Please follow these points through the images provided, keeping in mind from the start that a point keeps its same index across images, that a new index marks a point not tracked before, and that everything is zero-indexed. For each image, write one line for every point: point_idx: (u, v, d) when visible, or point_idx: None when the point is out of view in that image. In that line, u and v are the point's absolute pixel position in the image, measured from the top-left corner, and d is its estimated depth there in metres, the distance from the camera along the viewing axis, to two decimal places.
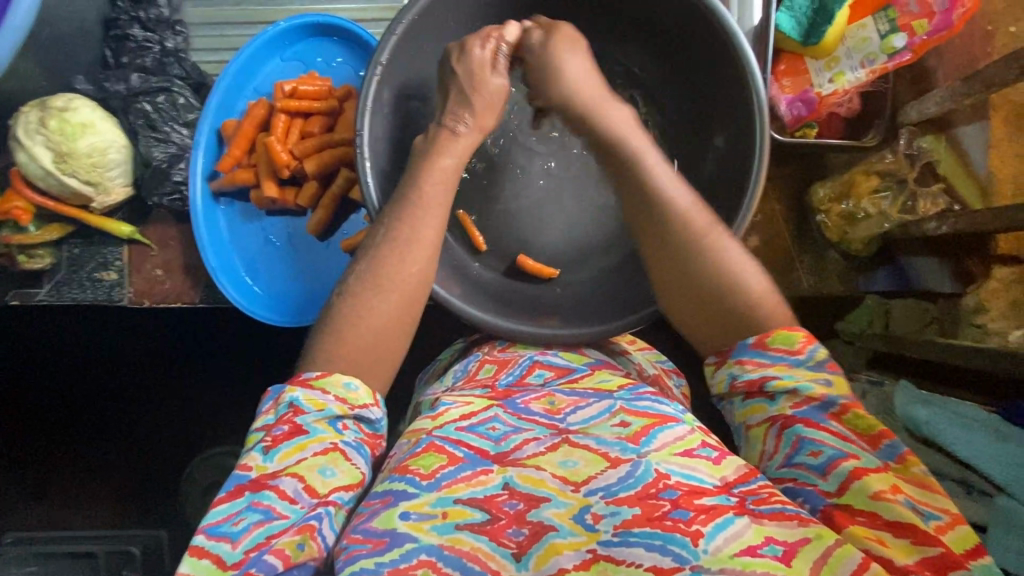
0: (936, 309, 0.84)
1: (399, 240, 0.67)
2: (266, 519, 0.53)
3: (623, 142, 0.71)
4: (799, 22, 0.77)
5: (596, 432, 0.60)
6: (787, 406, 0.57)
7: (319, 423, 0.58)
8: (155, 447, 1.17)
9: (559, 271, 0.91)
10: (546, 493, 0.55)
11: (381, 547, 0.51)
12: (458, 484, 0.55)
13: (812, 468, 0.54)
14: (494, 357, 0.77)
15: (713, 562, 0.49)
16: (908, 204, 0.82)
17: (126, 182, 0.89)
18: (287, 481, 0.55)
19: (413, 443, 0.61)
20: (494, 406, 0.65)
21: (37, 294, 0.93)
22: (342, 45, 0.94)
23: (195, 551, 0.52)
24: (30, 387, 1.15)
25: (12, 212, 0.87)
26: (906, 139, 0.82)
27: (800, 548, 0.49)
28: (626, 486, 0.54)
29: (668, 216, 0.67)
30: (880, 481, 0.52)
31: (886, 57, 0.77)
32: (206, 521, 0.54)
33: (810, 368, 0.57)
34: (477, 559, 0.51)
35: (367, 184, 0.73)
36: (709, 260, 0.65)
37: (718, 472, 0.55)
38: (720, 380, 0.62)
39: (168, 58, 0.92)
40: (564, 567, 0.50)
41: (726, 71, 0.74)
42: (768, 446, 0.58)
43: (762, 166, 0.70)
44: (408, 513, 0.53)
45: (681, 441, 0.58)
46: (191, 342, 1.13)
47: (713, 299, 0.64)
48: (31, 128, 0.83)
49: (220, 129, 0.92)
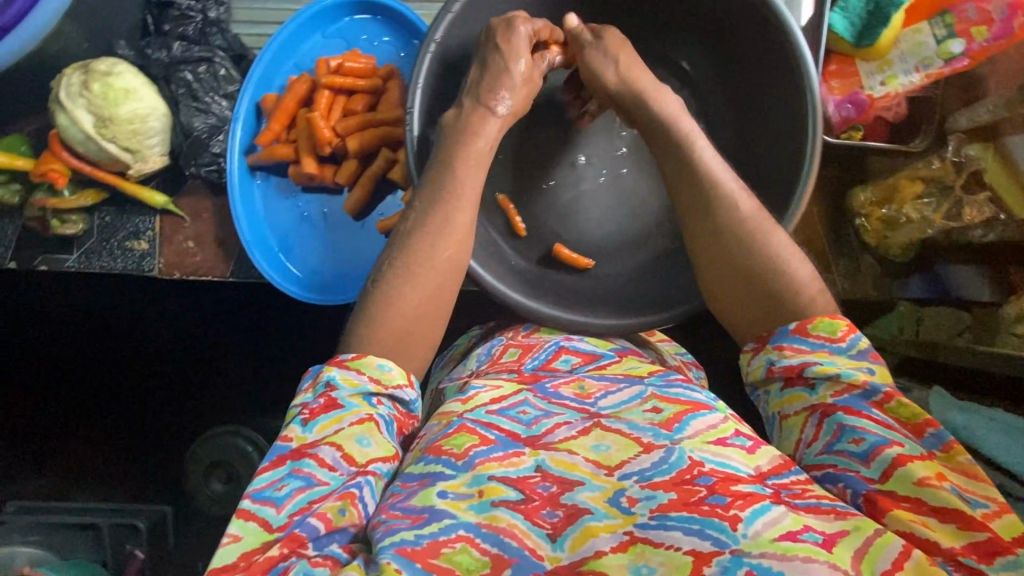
0: (970, 317, 0.84)
1: (434, 224, 0.67)
2: (308, 485, 0.53)
3: (672, 125, 0.71)
4: (853, 22, 0.77)
5: (628, 416, 0.61)
6: (828, 394, 0.57)
7: (353, 397, 0.58)
8: (172, 420, 1.18)
9: (595, 262, 0.90)
10: (580, 477, 0.55)
11: (420, 522, 0.51)
12: (491, 463, 0.55)
13: (854, 455, 0.54)
14: (519, 341, 0.77)
15: (753, 546, 0.47)
16: (953, 211, 0.80)
17: (163, 151, 0.89)
18: (325, 450, 0.55)
19: (444, 424, 0.61)
20: (524, 389, 0.66)
21: (66, 261, 0.91)
22: (389, 26, 0.93)
23: (242, 513, 0.52)
24: (51, 356, 1.15)
25: (49, 175, 0.86)
26: (954, 146, 0.81)
27: (840, 538, 0.48)
28: (660, 471, 0.54)
29: (722, 196, 0.68)
30: (924, 467, 0.51)
31: (942, 62, 0.77)
32: (251, 487, 0.53)
33: (852, 356, 0.58)
34: (515, 535, 0.50)
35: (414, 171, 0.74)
36: (762, 252, 0.65)
37: (752, 461, 0.55)
38: (758, 367, 0.62)
39: (211, 28, 0.91)
40: (600, 550, 0.50)
41: (779, 70, 0.74)
42: (806, 434, 0.58)
43: (813, 165, 0.71)
44: (445, 492, 0.53)
45: (715, 429, 0.58)
46: (213, 317, 1.13)
47: (759, 283, 0.64)
48: (73, 91, 0.82)
49: (259, 102, 0.91)
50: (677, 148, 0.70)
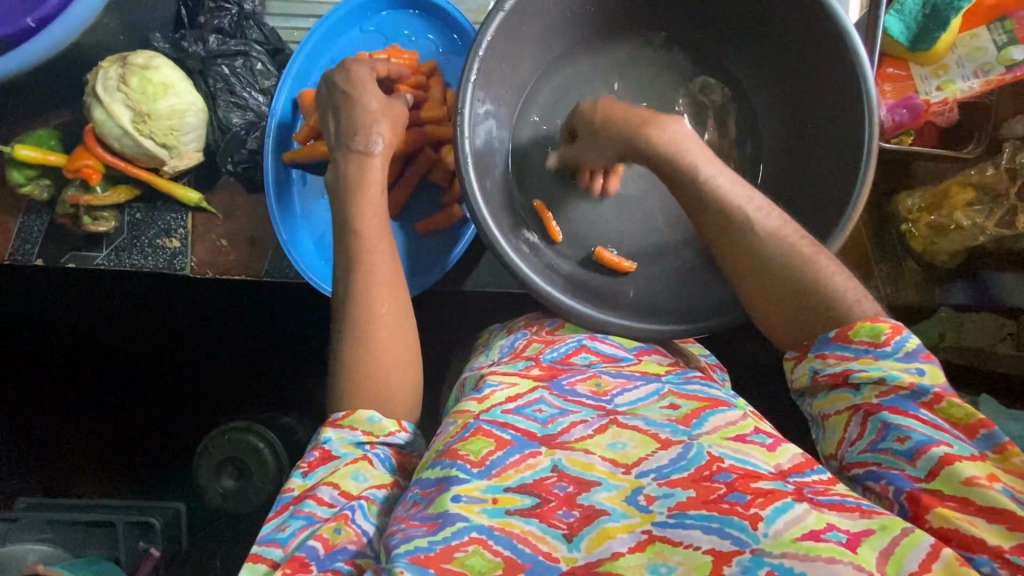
0: (1014, 324, 0.86)
1: (380, 252, 0.65)
2: (309, 523, 0.53)
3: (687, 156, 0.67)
4: (909, 27, 0.76)
5: (645, 413, 0.61)
6: (873, 395, 0.54)
7: (346, 446, 0.58)
8: (195, 418, 1.18)
9: (635, 266, 0.88)
10: (596, 477, 0.54)
11: (435, 527, 0.50)
12: (507, 472, 0.54)
13: (899, 453, 0.52)
14: (543, 336, 0.75)
15: (774, 545, 0.46)
16: (1005, 218, 0.80)
17: (199, 148, 0.86)
18: (323, 489, 0.55)
19: (459, 427, 0.60)
20: (540, 387, 0.65)
21: (96, 259, 0.89)
22: (429, 21, 0.91)
23: (251, 558, 0.52)
24: (73, 351, 1.13)
25: (83, 171, 0.84)
26: (1010, 152, 0.80)
27: (864, 538, 0.46)
28: (678, 468, 0.54)
29: (740, 220, 0.63)
30: (973, 467, 0.49)
31: (1003, 69, 0.76)
32: (259, 535, 0.54)
33: (899, 358, 0.53)
34: (528, 541, 0.49)
35: (465, 162, 0.72)
36: (802, 263, 0.60)
37: (772, 459, 0.55)
38: (801, 375, 0.59)
39: (247, 21, 0.89)
40: (617, 551, 0.48)
41: (834, 74, 0.73)
42: (849, 432, 0.56)
43: (871, 169, 0.69)
44: (459, 496, 0.52)
45: (734, 426, 0.59)
46: (232, 314, 1.11)
47: (795, 296, 0.60)
48: (111, 84, 0.80)
49: (296, 97, 0.88)
50: (683, 179, 0.66)
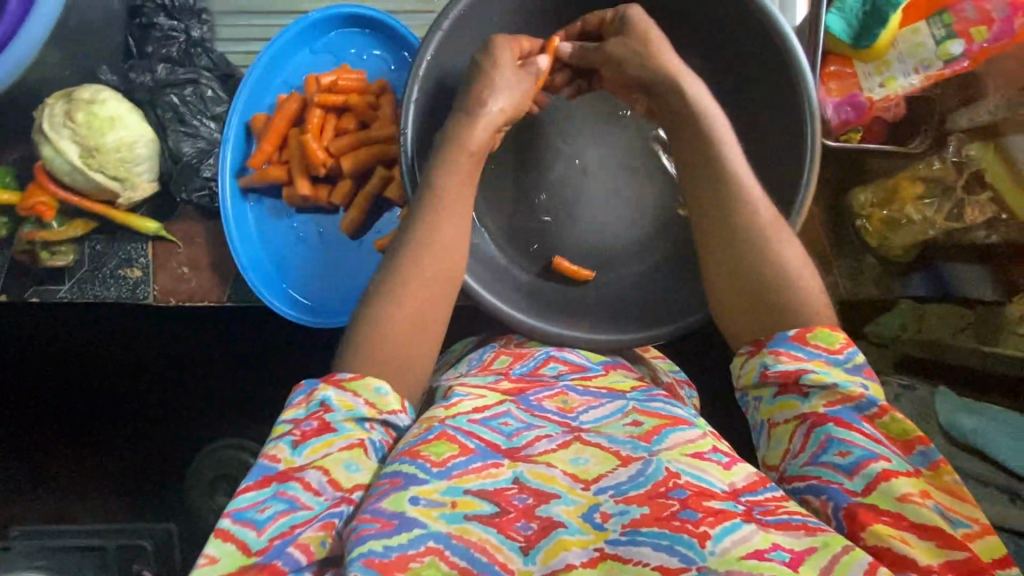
0: (972, 315, 0.85)
1: (439, 238, 0.64)
2: (290, 508, 0.50)
3: (706, 118, 0.69)
4: (850, 24, 0.76)
5: (608, 431, 0.59)
6: (821, 403, 0.54)
7: (347, 422, 0.54)
8: (163, 449, 1.14)
9: (595, 273, 0.86)
10: (556, 490, 0.52)
11: (390, 529, 0.48)
12: (468, 475, 0.52)
13: (839, 467, 0.52)
14: (511, 349, 0.75)
15: (720, 563, 0.46)
16: (955, 212, 0.81)
17: (152, 177, 0.87)
18: (312, 474, 0.52)
19: (424, 429, 0.56)
20: (507, 401, 0.62)
21: (59, 292, 0.88)
22: (378, 38, 0.91)
23: (220, 534, 0.49)
24: (42, 382, 1.11)
25: (36, 208, 0.84)
26: (955, 146, 0.81)
27: (808, 556, 0.46)
28: (636, 485, 0.52)
29: (742, 197, 0.65)
30: (908, 484, 0.49)
31: (942, 63, 0.77)
32: (232, 505, 0.50)
33: (847, 369, 0.55)
34: (485, 550, 0.48)
35: (406, 157, 0.71)
36: (775, 259, 0.61)
37: (727, 477, 0.53)
38: (749, 372, 0.59)
39: (195, 48, 0.90)
40: (571, 563, 0.48)
41: (775, 78, 0.73)
42: (794, 444, 0.55)
43: (813, 175, 0.69)
44: (417, 498, 0.49)
45: (692, 444, 0.56)
46: (199, 340, 1.09)
47: (763, 297, 0.61)
48: (57, 121, 0.82)
49: (249, 123, 0.89)
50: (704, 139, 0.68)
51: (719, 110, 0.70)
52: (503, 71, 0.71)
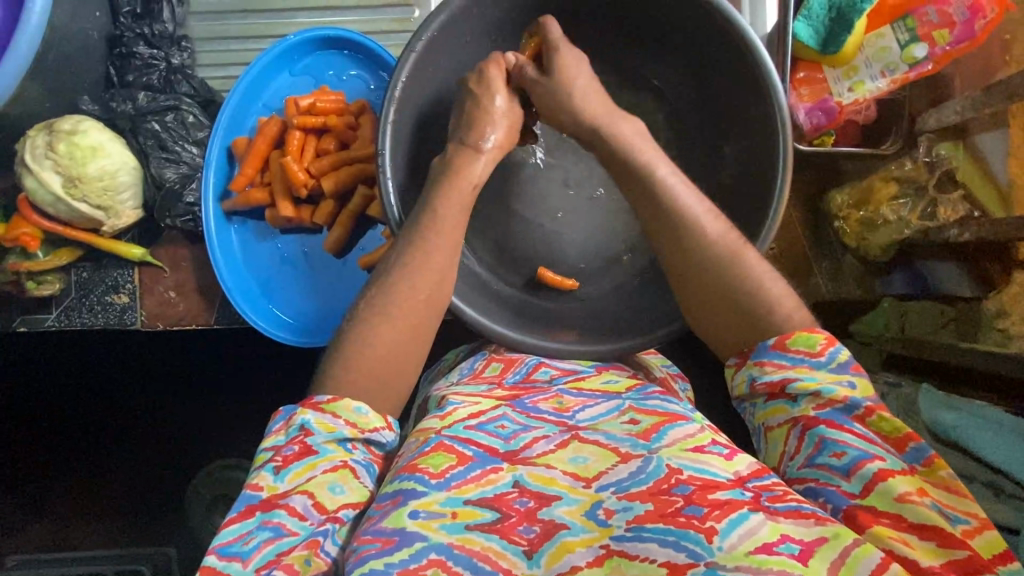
0: (953, 311, 0.86)
1: (420, 253, 0.64)
2: (276, 536, 0.50)
3: (637, 156, 0.68)
4: (817, 31, 0.78)
5: (606, 428, 0.59)
6: (811, 407, 0.54)
7: (328, 443, 0.54)
8: (157, 472, 1.14)
9: (579, 283, 0.87)
10: (557, 491, 0.52)
11: (391, 546, 0.48)
12: (468, 485, 0.52)
13: (835, 469, 0.51)
14: (501, 356, 0.76)
15: (729, 559, 0.46)
16: (927, 211, 0.85)
17: (136, 205, 0.88)
18: (297, 498, 0.52)
19: (421, 442, 0.57)
20: (502, 405, 0.63)
21: (46, 320, 0.88)
22: (355, 59, 0.92)
23: (206, 571, 0.49)
24: (33, 409, 1.12)
25: (20, 239, 0.85)
26: (925, 147, 0.86)
27: (817, 548, 0.46)
28: (637, 481, 0.52)
29: (688, 223, 0.65)
30: (904, 482, 0.49)
31: (907, 66, 0.79)
32: (216, 541, 0.50)
33: (833, 370, 0.55)
34: (488, 559, 0.48)
35: (385, 179, 0.71)
36: (740, 267, 0.62)
37: (730, 466, 0.53)
38: (741, 382, 0.59)
39: (175, 75, 0.92)
40: (576, 565, 0.48)
41: (746, 86, 0.74)
42: (789, 446, 0.55)
43: (786, 177, 0.70)
44: (417, 512, 0.50)
45: (692, 438, 0.56)
46: (190, 361, 1.10)
47: (734, 303, 0.62)
48: (39, 152, 0.82)
49: (230, 147, 0.90)
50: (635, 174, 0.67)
51: (653, 142, 0.70)
52: (498, 100, 0.71)
